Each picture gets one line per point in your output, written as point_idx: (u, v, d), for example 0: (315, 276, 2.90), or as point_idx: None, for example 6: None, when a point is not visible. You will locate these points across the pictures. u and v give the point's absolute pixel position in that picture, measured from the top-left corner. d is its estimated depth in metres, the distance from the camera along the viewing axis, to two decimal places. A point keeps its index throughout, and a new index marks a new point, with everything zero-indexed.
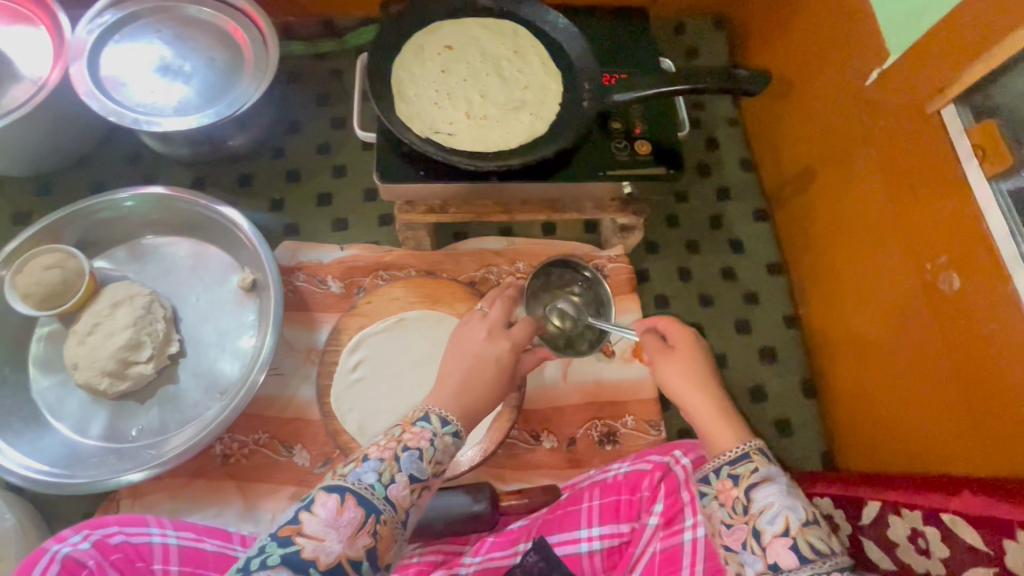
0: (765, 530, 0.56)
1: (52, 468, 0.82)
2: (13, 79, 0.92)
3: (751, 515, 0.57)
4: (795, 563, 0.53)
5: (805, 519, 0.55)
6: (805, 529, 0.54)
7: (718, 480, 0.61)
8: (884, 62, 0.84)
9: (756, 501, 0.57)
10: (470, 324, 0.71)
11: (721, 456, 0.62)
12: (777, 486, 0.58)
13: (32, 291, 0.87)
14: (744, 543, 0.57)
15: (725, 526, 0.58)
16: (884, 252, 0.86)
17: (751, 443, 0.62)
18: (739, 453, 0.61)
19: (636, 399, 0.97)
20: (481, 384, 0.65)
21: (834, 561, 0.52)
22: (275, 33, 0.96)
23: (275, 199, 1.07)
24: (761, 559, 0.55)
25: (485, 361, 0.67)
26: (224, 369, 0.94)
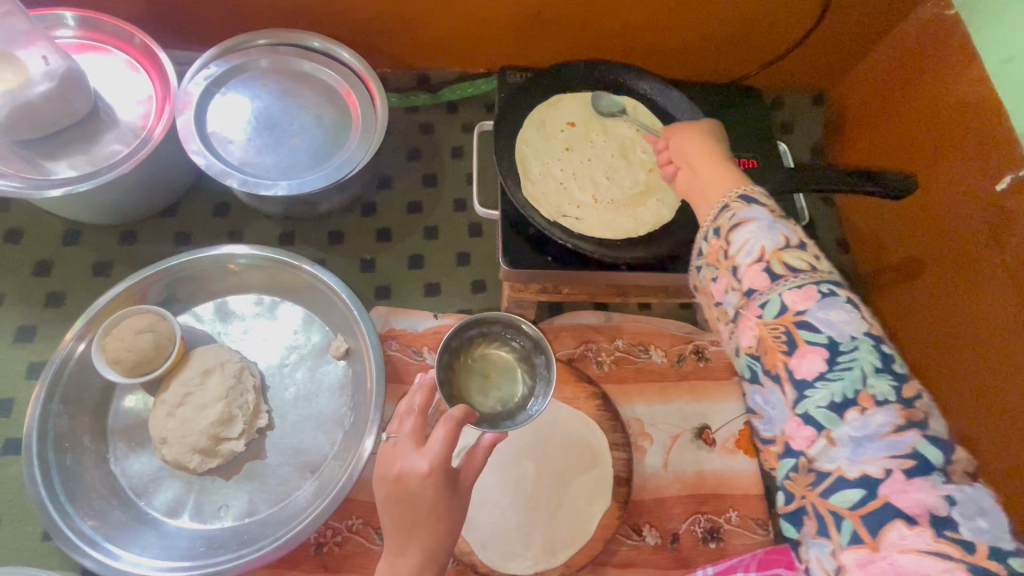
0: (741, 265, 0.54)
1: (140, 557, 0.76)
2: (110, 128, 0.87)
3: (731, 258, 0.55)
4: (767, 285, 0.52)
5: (782, 245, 0.52)
6: (781, 252, 0.52)
7: (706, 242, 0.59)
8: (1020, 171, 0.82)
9: (735, 242, 0.55)
10: (390, 451, 0.65)
11: (705, 219, 0.59)
12: (758, 223, 0.54)
13: (122, 358, 0.81)
14: (725, 286, 0.55)
15: (713, 279, 0.57)
16: (1005, 352, 0.84)
17: (733, 194, 0.58)
18: (720, 206, 0.58)
19: (741, 493, 0.93)
20: (422, 524, 0.61)
21: (810, 276, 0.51)
22: (385, 92, 0.93)
23: (366, 259, 1.02)
24: (738, 293, 0.54)
25: (414, 488, 0.61)
26: (313, 445, 0.88)
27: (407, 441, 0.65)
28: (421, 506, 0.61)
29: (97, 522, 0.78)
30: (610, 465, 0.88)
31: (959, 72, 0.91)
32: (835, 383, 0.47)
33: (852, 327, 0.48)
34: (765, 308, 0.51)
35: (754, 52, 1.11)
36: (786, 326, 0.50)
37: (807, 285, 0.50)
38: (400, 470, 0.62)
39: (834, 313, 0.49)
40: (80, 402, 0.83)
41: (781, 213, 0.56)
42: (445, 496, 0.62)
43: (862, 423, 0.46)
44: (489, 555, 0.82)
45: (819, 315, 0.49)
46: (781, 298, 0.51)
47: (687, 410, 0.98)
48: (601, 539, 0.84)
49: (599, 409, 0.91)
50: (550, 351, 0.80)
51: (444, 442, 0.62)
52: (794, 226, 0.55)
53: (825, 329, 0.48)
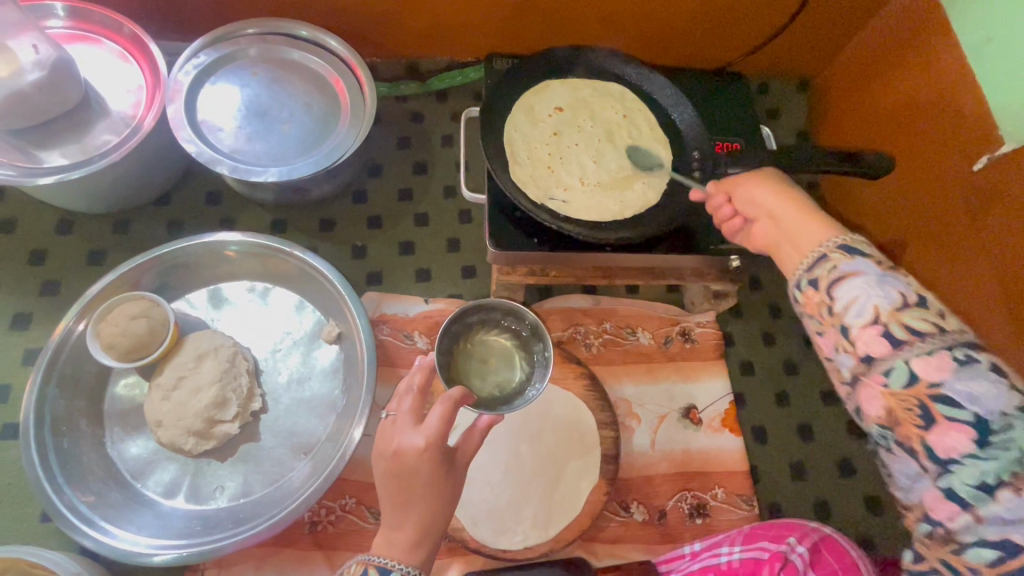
0: (852, 325, 0.52)
1: (136, 536, 0.78)
2: (101, 117, 0.89)
3: (837, 315, 0.54)
4: (888, 351, 0.50)
5: (899, 304, 0.50)
6: (899, 312, 0.50)
7: (802, 293, 0.57)
8: (997, 150, 0.84)
9: (840, 299, 0.54)
10: (389, 427, 0.67)
11: (798, 268, 0.58)
12: (864, 278, 0.53)
13: (117, 343, 0.82)
14: (835, 345, 0.54)
15: (819, 334, 0.56)
16: (983, 329, 0.86)
17: (830, 243, 0.57)
18: (816, 257, 0.57)
19: (727, 470, 0.95)
20: (416, 497, 0.63)
21: (941, 339, 0.48)
22: (373, 80, 0.94)
23: (357, 246, 1.04)
24: (852, 356, 0.52)
25: (411, 463, 0.63)
26: (306, 426, 0.89)
27: (406, 418, 0.66)
28: (417, 483, 0.63)
29: (95, 503, 0.79)
30: (598, 444, 0.89)
31: (938, 56, 0.93)
32: (986, 463, 0.45)
33: (1003, 402, 0.46)
34: (890, 374, 0.50)
35: (740, 38, 1.13)
36: (919, 399, 0.48)
37: (939, 350, 0.48)
38: (399, 447, 0.64)
39: (979, 386, 0.46)
40: (77, 387, 0.85)
41: (890, 264, 0.54)
42: (440, 471, 0.63)
43: (1016, 504, 0.44)
44: (480, 531, 0.83)
45: (959, 388, 0.47)
46: (908, 367, 0.49)
47: (675, 390, 0.99)
48: (589, 515, 0.86)
49: (587, 389, 0.92)
50: (548, 337, 0.82)
51: (441, 420, 0.64)
52: (907, 279, 0.52)
53: (969, 406, 0.46)
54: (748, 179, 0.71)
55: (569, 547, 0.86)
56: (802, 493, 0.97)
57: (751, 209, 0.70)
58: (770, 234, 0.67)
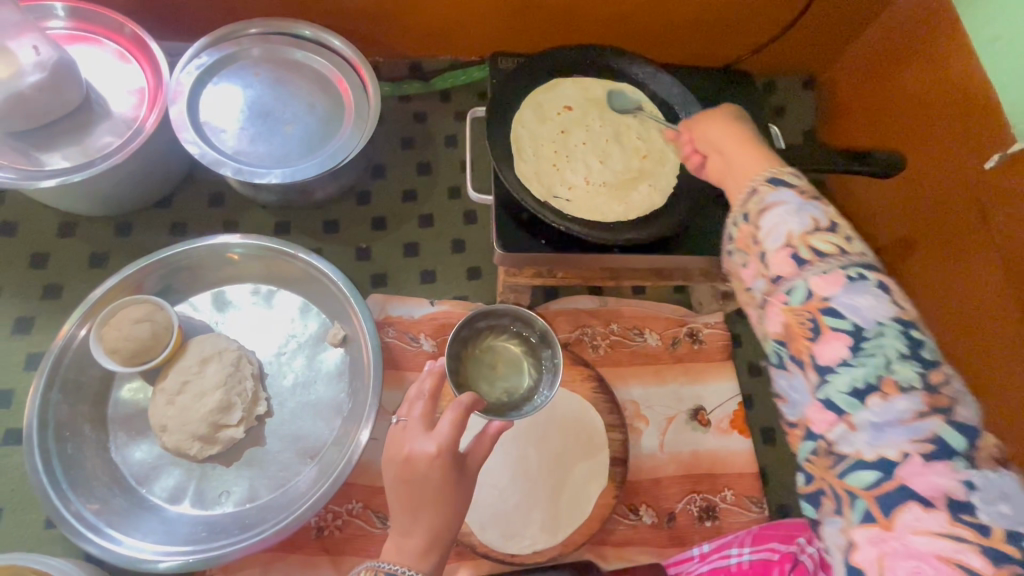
0: (768, 250, 0.51)
1: (141, 542, 0.77)
2: (102, 119, 0.88)
3: (758, 242, 0.53)
4: (795, 271, 0.49)
5: (809, 227, 0.50)
6: (812, 235, 0.49)
7: (736, 228, 0.56)
8: (1009, 148, 0.82)
9: (764, 226, 0.53)
10: (399, 433, 0.66)
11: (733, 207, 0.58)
12: (787, 206, 0.52)
13: (120, 347, 0.81)
14: (754, 272, 0.53)
15: (740, 264, 0.55)
16: (992, 330, 0.86)
17: (775, 174, 0.56)
18: (748, 193, 0.57)
19: (736, 471, 0.94)
20: (426, 504, 0.62)
21: (842, 260, 0.48)
22: (377, 79, 0.93)
23: (361, 247, 1.03)
24: (765, 278, 0.51)
25: (421, 471, 0.62)
26: (312, 430, 0.89)
27: (417, 424, 0.65)
28: (428, 489, 0.62)
29: (100, 509, 0.78)
30: (606, 446, 0.89)
31: (949, 52, 0.92)
32: (858, 368, 0.45)
33: (879, 311, 0.45)
34: (790, 292, 0.49)
35: (745, 35, 1.12)
36: (811, 312, 0.47)
37: (836, 269, 0.47)
38: (410, 455, 0.63)
39: (865, 300, 0.46)
40: (80, 391, 0.84)
41: (813, 194, 0.54)
42: (451, 477, 0.63)
43: (884, 409, 0.43)
44: (488, 535, 0.83)
45: (845, 300, 0.46)
46: (807, 285, 0.48)
47: (682, 391, 0.99)
48: (598, 519, 0.85)
49: (595, 391, 0.92)
50: (558, 343, 0.82)
51: (452, 426, 0.63)
52: (826, 207, 0.52)
53: (851, 315, 0.46)
54: (704, 123, 0.70)
55: (577, 551, 0.86)
56: None
57: (706, 152, 0.69)
58: (719, 170, 0.66)
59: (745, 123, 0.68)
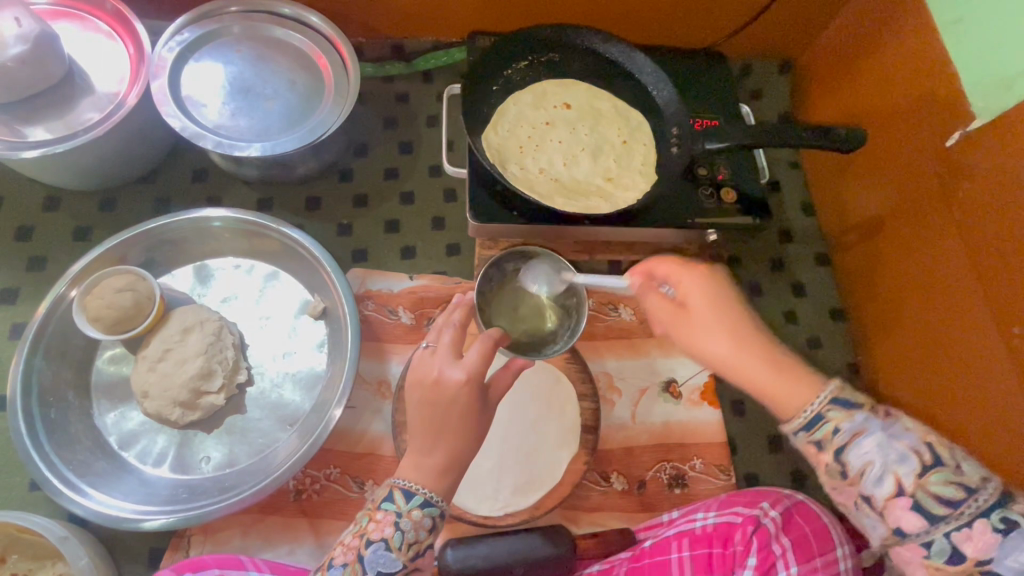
0: (877, 497, 0.61)
1: (122, 502, 0.79)
2: (86, 94, 0.89)
3: (854, 478, 0.62)
4: (922, 527, 0.59)
5: (917, 470, 0.59)
6: (919, 480, 0.59)
7: (802, 445, 0.66)
8: (970, 126, 0.86)
9: (852, 462, 0.62)
10: (428, 358, 0.70)
11: (794, 425, 0.66)
12: (870, 438, 0.61)
13: (102, 315, 0.83)
14: (860, 506, 0.63)
15: (838, 491, 0.65)
16: (948, 299, 0.90)
17: (821, 401, 0.65)
18: (811, 415, 0.65)
19: (706, 441, 0.97)
20: (449, 429, 0.67)
21: (971, 506, 0.57)
22: (357, 57, 0.95)
23: (343, 224, 1.05)
24: (884, 523, 0.61)
25: (448, 395, 0.67)
26: (291, 399, 0.91)
27: (446, 351, 0.69)
28: (453, 411, 0.67)
29: (81, 471, 0.80)
30: (578, 415, 0.91)
31: (913, 38, 0.95)
32: None
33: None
34: (931, 548, 0.59)
35: (723, 18, 1.14)
36: (972, 574, 0.57)
37: (976, 519, 0.57)
38: (441, 379, 0.67)
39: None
40: (63, 358, 0.86)
41: (875, 409, 0.64)
42: (478, 401, 0.67)
43: None
44: (461, 497, 0.85)
45: (1004, 563, 0.55)
46: (947, 542, 0.58)
47: (656, 365, 1.01)
48: (569, 484, 0.88)
49: (568, 362, 0.94)
50: (583, 293, 0.83)
51: (480, 355, 0.67)
52: (907, 428, 0.62)
53: None
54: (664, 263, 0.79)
55: (549, 516, 0.88)
56: (780, 464, 0.99)
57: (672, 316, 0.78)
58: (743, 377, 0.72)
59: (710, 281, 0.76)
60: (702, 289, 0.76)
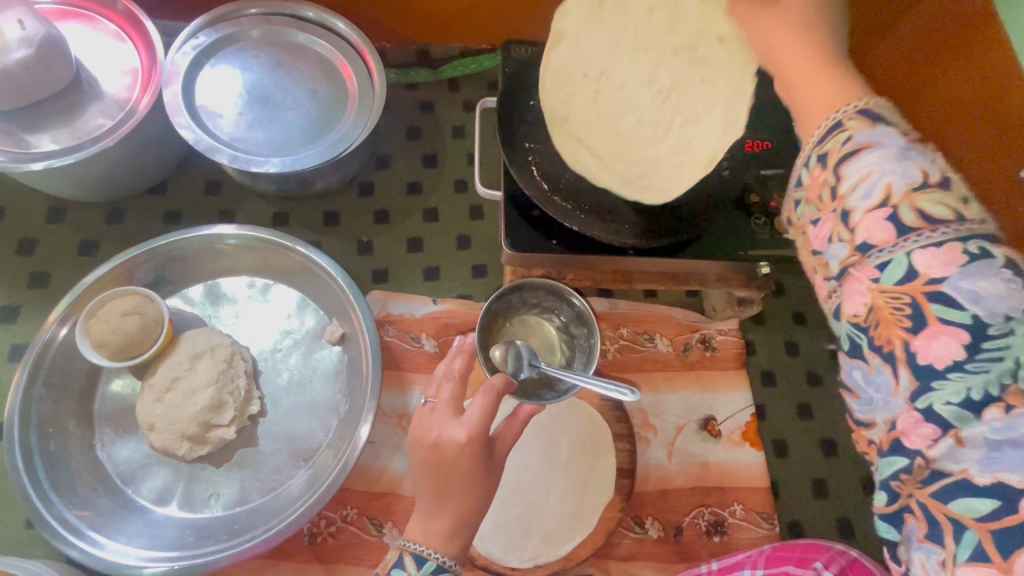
0: (856, 210, 0.47)
1: (124, 546, 0.73)
2: (93, 100, 0.83)
3: (840, 199, 0.49)
4: (890, 238, 0.45)
5: (915, 184, 0.45)
6: (913, 194, 0.45)
7: (808, 172, 0.52)
8: None
9: (847, 176, 0.48)
10: (427, 416, 0.63)
11: (808, 141, 0.52)
12: (881, 151, 0.46)
13: (107, 341, 0.78)
14: (831, 234, 0.50)
15: (813, 222, 0.52)
16: None
17: (850, 107, 0.50)
18: (829, 125, 0.50)
19: (747, 486, 0.91)
20: (455, 492, 0.60)
21: (954, 230, 0.43)
22: (383, 64, 0.88)
23: (362, 241, 0.99)
24: (848, 246, 0.48)
25: (446, 459, 0.59)
26: (307, 433, 0.85)
27: (446, 408, 0.62)
28: (456, 476, 0.60)
29: (83, 510, 0.75)
30: (614, 457, 0.85)
31: None
32: (974, 376, 0.42)
33: (1008, 303, 0.42)
34: (884, 269, 0.46)
35: None
36: (912, 295, 0.45)
37: (950, 241, 0.43)
38: (439, 440, 0.60)
39: (986, 284, 0.42)
40: (65, 386, 0.80)
41: (914, 135, 0.47)
42: (483, 462, 0.60)
43: (1002, 426, 0.41)
44: (488, 545, 0.79)
45: (962, 285, 0.42)
46: (908, 260, 0.45)
47: (693, 400, 0.95)
48: (603, 532, 0.81)
49: (602, 398, 0.88)
50: (594, 322, 0.79)
51: (483, 412, 0.60)
52: (934, 154, 0.46)
53: (970, 305, 0.42)
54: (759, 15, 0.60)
55: (580, 565, 0.82)
56: (825, 510, 0.92)
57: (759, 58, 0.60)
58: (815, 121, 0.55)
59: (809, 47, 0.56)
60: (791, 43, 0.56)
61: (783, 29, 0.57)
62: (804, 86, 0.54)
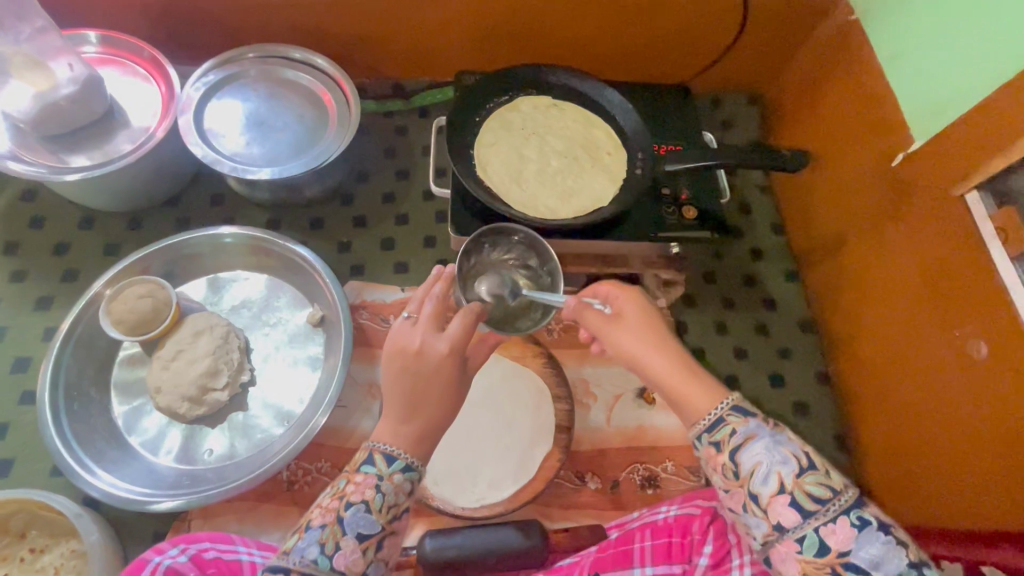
0: (762, 493, 0.62)
1: (132, 486, 0.87)
2: (123, 127, 1.03)
3: (743, 479, 0.64)
4: (797, 521, 0.60)
5: (796, 470, 0.62)
6: (800, 480, 0.62)
7: (703, 450, 0.68)
8: (910, 147, 0.94)
9: (744, 463, 0.64)
10: (408, 328, 0.75)
11: (700, 425, 0.68)
12: (761, 441, 0.65)
13: (125, 318, 0.94)
14: (745, 505, 0.63)
15: (725, 491, 0.66)
16: (903, 308, 0.95)
17: (724, 406, 0.69)
18: (714, 418, 0.68)
19: (677, 445, 1.02)
20: (430, 400, 0.72)
21: (839, 504, 0.60)
22: (358, 93, 1.07)
23: (343, 241, 1.16)
24: (765, 521, 0.62)
25: (430, 367, 0.72)
26: (289, 400, 0.99)
27: (429, 322, 0.74)
28: (431, 385, 0.72)
29: (97, 457, 0.89)
30: (552, 415, 0.98)
31: (864, 72, 1.05)
32: None
33: (896, 561, 0.58)
34: (803, 542, 0.60)
35: (691, 57, 1.25)
36: (832, 566, 0.59)
37: (840, 517, 0.60)
38: (427, 351, 0.73)
39: (875, 550, 0.58)
40: (88, 358, 0.96)
41: (774, 422, 0.67)
42: (455, 375, 0.74)
43: None
44: (440, 489, 0.91)
45: (863, 553, 0.58)
46: (817, 537, 0.59)
47: (630, 372, 1.08)
48: (543, 479, 0.93)
49: (544, 367, 1.01)
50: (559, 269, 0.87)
51: (462, 327, 0.74)
52: (791, 438, 0.65)
53: (873, 570, 0.57)
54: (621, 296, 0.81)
55: (524, 510, 0.93)
56: None
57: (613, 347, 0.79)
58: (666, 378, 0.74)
59: (650, 319, 0.79)
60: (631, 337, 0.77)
61: (636, 329, 0.78)
62: (674, 381, 0.73)
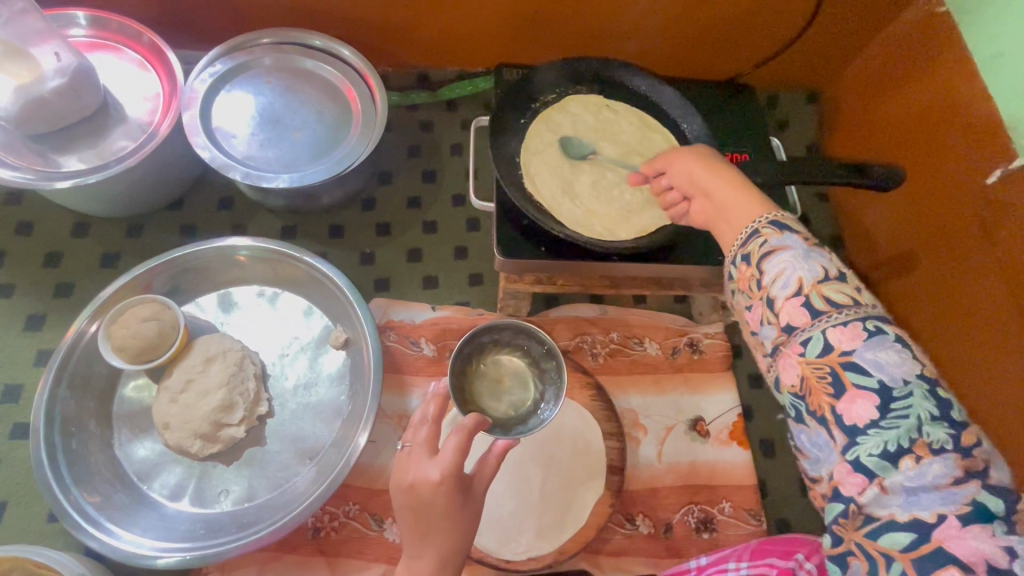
0: (778, 297, 0.55)
1: (140, 539, 0.78)
2: (119, 124, 0.91)
3: (764, 288, 0.56)
4: (807, 321, 0.52)
5: (820, 277, 0.53)
6: (820, 285, 0.53)
7: (737, 267, 0.60)
8: (1013, 163, 0.81)
9: (768, 271, 0.56)
10: (404, 459, 0.64)
11: (734, 244, 0.61)
12: (791, 252, 0.56)
13: (127, 345, 0.83)
14: (762, 317, 0.56)
15: (748, 309, 0.59)
16: (994, 338, 0.84)
17: (763, 221, 0.60)
18: (749, 232, 0.60)
19: (734, 483, 0.94)
20: (436, 529, 0.60)
21: (855, 312, 0.51)
22: (384, 87, 0.95)
23: (366, 252, 1.05)
24: (776, 327, 0.55)
25: (427, 505, 0.60)
26: (312, 433, 0.90)
27: (421, 450, 0.63)
28: (433, 516, 0.60)
29: (102, 504, 0.80)
30: (603, 454, 0.89)
31: (953, 70, 0.91)
32: (888, 432, 0.46)
33: (904, 369, 0.48)
34: (807, 345, 0.52)
35: (747, 50, 1.13)
36: (831, 366, 0.50)
37: (854, 322, 0.50)
38: (417, 486, 0.60)
39: (888, 354, 0.48)
40: (87, 388, 0.86)
41: (817, 242, 0.57)
42: (461, 500, 0.61)
43: (916, 474, 0.45)
44: (482, 539, 0.83)
45: (868, 356, 0.49)
46: (824, 337, 0.51)
47: (681, 402, 0.98)
48: (594, 527, 0.85)
49: (592, 399, 0.92)
50: (561, 356, 0.82)
51: (457, 450, 0.61)
52: (831, 256, 0.55)
53: (874, 372, 0.48)
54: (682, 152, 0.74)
55: (573, 560, 0.86)
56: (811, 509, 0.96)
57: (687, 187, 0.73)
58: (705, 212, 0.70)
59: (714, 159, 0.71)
60: (698, 173, 0.70)
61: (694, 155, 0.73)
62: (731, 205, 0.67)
